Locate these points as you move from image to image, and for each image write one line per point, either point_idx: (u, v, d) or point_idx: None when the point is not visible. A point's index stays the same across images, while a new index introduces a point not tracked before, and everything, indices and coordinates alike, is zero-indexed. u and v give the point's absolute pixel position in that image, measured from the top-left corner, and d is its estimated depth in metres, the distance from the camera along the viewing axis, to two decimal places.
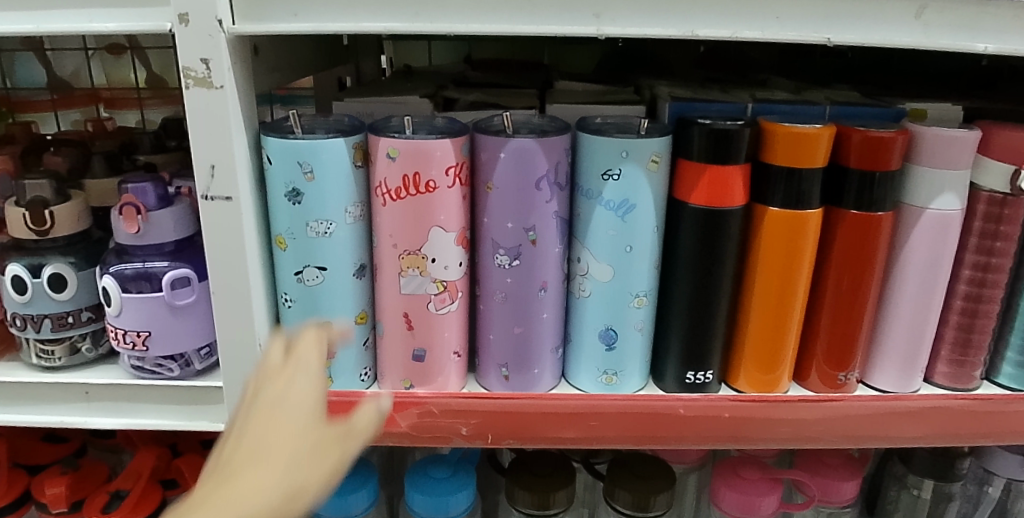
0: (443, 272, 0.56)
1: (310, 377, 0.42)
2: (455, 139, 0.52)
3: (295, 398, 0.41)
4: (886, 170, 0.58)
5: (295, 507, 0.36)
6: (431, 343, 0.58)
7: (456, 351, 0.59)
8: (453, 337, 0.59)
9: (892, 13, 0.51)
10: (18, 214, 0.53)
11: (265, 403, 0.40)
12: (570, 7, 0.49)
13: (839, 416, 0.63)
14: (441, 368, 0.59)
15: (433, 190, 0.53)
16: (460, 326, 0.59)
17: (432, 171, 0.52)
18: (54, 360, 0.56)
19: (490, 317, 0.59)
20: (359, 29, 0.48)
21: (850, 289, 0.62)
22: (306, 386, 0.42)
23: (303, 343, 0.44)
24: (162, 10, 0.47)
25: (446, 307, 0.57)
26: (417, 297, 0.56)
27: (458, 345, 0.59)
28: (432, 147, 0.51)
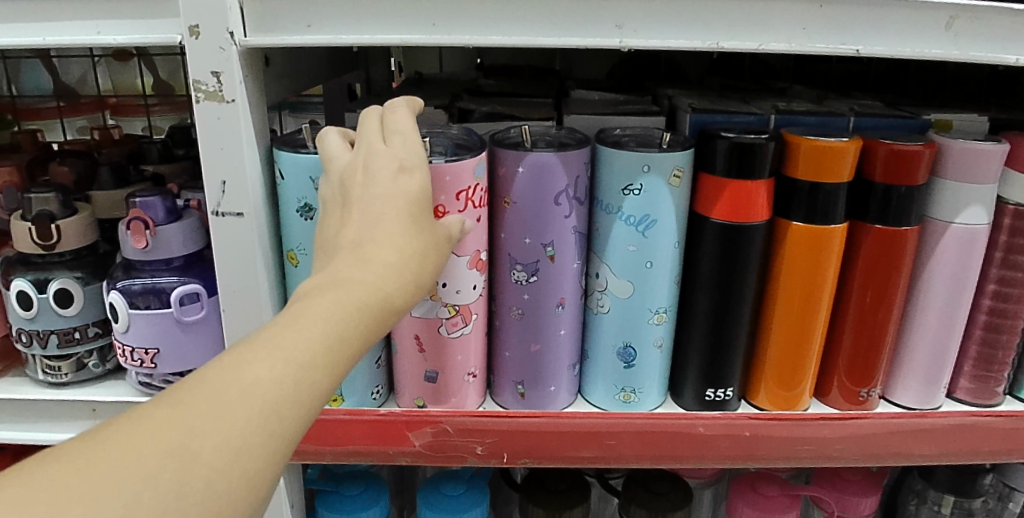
0: (455, 296, 0.54)
1: (414, 158, 0.39)
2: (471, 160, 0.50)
3: (404, 192, 0.38)
4: (912, 184, 0.56)
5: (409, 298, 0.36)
6: (445, 363, 0.57)
7: (470, 372, 0.58)
8: (467, 359, 0.57)
9: (922, 24, 0.50)
10: (24, 229, 0.51)
11: (370, 179, 0.38)
12: (590, 17, 0.47)
13: (860, 434, 0.62)
14: (455, 388, 0.58)
15: (444, 214, 0.50)
16: (475, 346, 0.58)
17: (444, 195, 0.50)
18: (60, 376, 0.55)
19: (507, 335, 0.58)
20: (374, 41, 0.46)
21: (874, 304, 0.60)
22: (412, 163, 0.39)
23: (397, 116, 0.42)
24: (172, 22, 0.46)
25: (458, 330, 0.56)
26: (428, 321, 0.55)
27: (474, 366, 0.58)
28: (443, 170, 0.49)
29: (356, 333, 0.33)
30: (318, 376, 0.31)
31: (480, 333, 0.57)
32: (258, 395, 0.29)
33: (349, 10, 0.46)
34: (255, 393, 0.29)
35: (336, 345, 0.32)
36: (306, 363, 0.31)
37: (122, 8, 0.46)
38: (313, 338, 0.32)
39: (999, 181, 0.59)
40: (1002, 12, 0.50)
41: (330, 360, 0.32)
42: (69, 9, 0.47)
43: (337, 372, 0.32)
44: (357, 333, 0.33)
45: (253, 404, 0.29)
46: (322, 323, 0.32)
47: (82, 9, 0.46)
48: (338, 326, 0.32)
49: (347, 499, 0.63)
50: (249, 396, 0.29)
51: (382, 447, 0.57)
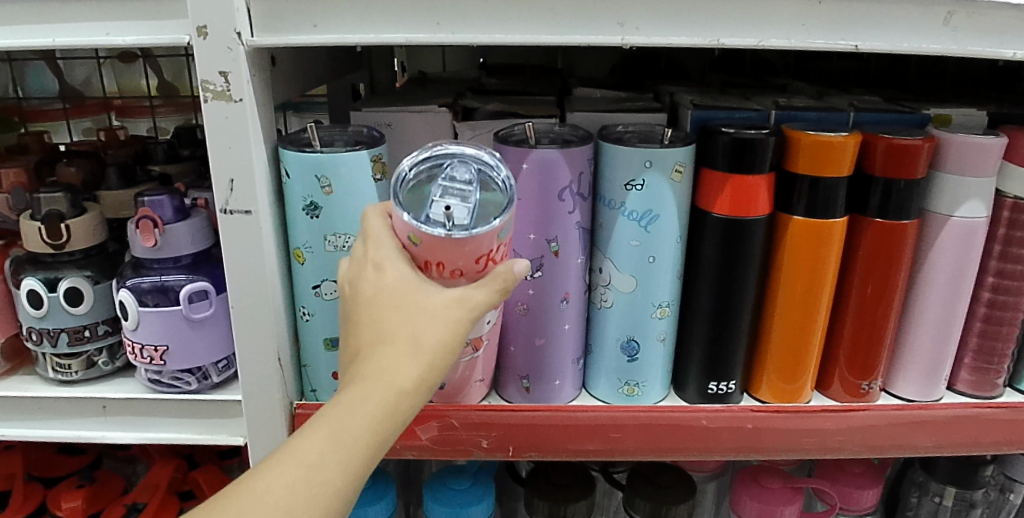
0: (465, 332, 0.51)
1: (384, 253, 0.40)
2: (495, 228, 0.40)
3: (385, 287, 0.39)
4: (911, 178, 0.57)
5: (418, 383, 0.37)
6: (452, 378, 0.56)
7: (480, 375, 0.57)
8: (473, 373, 0.56)
9: (920, 20, 0.50)
10: (34, 228, 0.52)
11: (358, 288, 0.40)
12: (592, 15, 0.48)
13: (862, 426, 0.63)
14: (460, 388, 0.58)
15: (459, 278, 0.41)
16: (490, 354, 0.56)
17: (459, 261, 0.40)
18: (70, 374, 0.55)
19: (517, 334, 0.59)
20: (379, 40, 0.47)
21: (874, 295, 0.61)
22: (383, 259, 0.40)
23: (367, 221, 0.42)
24: (180, 23, 0.47)
25: (467, 356, 0.54)
26: None
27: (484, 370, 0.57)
28: (461, 241, 0.39)
29: (364, 428, 0.36)
30: (328, 474, 0.36)
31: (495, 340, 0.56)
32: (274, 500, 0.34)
33: (355, 10, 0.47)
34: (269, 500, 0.34)
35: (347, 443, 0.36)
36: (313, 465, 0.35)
37: (131, 8, 0.47)
38: (319, 441, 0.36)
39: (997, 174, 0.59)
40: (1000, 6, 0.50)
41: (339, 458, 0.36)
42: (77, 10, 0.47)
43: (351, 467, 0.36)
44: (365, 428, 0.36)
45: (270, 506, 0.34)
46: (332, 423, 0.36)
47: (92, 10, 0.47)
48: (346, 427, 0.36)
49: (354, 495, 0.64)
50: (263, 504, 0.34)
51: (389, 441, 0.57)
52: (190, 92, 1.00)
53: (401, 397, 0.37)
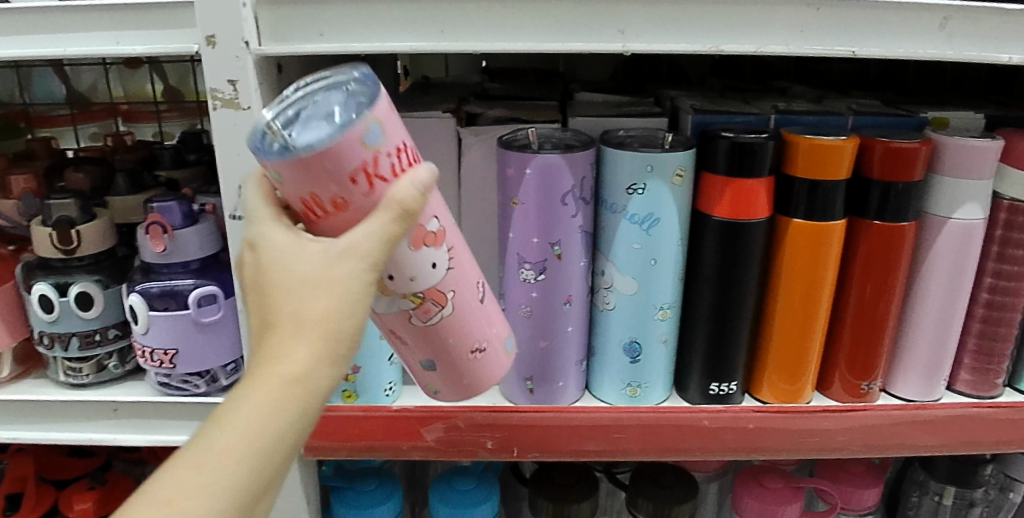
0: (411, 285, 0.41)
1: (261, 225, 0.36)
2: (348, 130, 0.34)
3: (264, 264, 0.35)
4: (909, 181, 0.58)
5: (307, 365, 0.33)
6: (439, 355, 0.47)
7: (472, 350, 0.47)
8: (460, 338, 0.46)
9: (916, 26, 0.51)
10: (45, 234, 0.53)
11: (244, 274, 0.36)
12: (594, 23, 0.49)
13: (861, 426, 0.63)
14: (463, 374, 0.48)
15: (344, 208, 0.35)
16: (471, 318, 0.46)
17: (330, 186, 0.35)
18: (81, 377, 0.55)
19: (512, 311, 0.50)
20: (385, 49, 0.48)
21: (873, 297, 0.61)
22: (260, 234, 0.35)
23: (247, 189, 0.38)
24: (190, 32, 0.47)
25: (434, 315, 0.44)
26: (394, 317, 0.44)
27: (477, 342, 0.47)
28: (314, 160, 0.34)
29: (252, 427, 0.33)
30: (218, 485, 0.32)
31: (478, 304, 0.46)
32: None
33: (361, 19, 0.48)
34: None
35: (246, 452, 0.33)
36: (198, 476, 0.32)
37: (141, 18, 0.48)
38: (205, 450, 0.32)
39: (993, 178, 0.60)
40: (995, 13, 0.51)
41: (227, 467, 0.32)
42: (88, 20, 0.48)
43: (242, 472, 0.32)
44: (253, 426, 0.33)
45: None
46: (218, 427, 0.33)
47: (102, 20, 0.48)
48: (242, 434, 0.33)
49: (360, 496, 0.64)
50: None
51: (394, 442, 0.58)
52: (199, 95, 0.98)
53: (305, 390, 0.33)
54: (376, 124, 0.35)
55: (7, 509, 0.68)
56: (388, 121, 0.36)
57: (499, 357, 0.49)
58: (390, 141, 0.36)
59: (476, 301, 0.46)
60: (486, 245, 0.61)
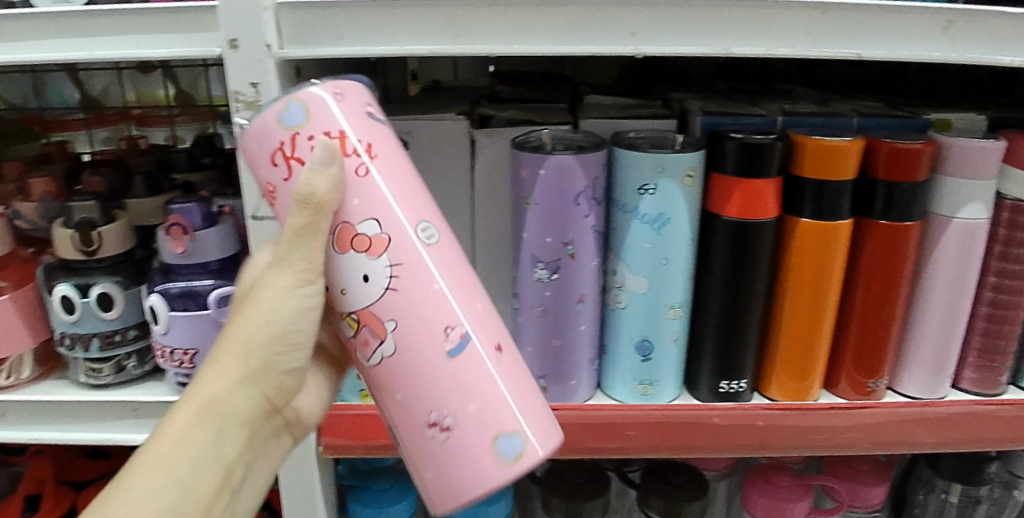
0: (345, 299, 0.42)
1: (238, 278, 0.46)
2: (270, 115, 0.41)
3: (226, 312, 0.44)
4: (913, 181, 0.59)
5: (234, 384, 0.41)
6: (399, 418, 0.43)
7: (432, 423, 0.42)
8: (412, 395, 0.42)
9: (919, 29, 0.52)
10: (66, 235, 0.54)
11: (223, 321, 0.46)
12: (607, 26, 0.50)
13: (869, 423, 0.64)
14: (428, 456, 0.42)
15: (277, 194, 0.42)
16: (425, 375, 0.41)
17: (266, 168, 0.42)
18: (101, 378, 0.56)
19: (498, 390, 0.41)
20: (404, 52, 0.49)
21: (879, 297, 0.62)
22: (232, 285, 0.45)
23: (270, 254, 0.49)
24: (212, 36, 0.49)
25: (374, 350, 0.42)
26: (349, 344, 0.44)
27: (432, 413, 0.42)
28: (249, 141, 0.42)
29: (190, 435, 0.40)
30: (163, 483, 0.39)
31: (444, 361, 0.41)
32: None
33: (380, 23, 0.49)
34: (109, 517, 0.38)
35: (171, 474, 0.40)
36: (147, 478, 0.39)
37: (164, 22, 0.49)
38: (156, 457, 0.40)
39: (974, 180, 0.60)
40: (997, 17, 0.52)
41: (170, 470, 0.40)
42: (112, 24, 0.49)
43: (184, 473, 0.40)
44: (193, 435, 0.41)
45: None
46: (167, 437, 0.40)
47: (125, 23, 0.49)
48: (168, 457, 0.40)
49: (375, 495, 0.65)
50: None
51: None
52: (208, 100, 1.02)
53: (222, 412, 0.41)
54: (298, 107, 0.40)
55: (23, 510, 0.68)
56: (321, 110, 0.40)
57: (469, 442, 0.41)
58: (313, 127, 0.40)
59: (437, 356, 0.41)
60: (499, 246, 0.62)
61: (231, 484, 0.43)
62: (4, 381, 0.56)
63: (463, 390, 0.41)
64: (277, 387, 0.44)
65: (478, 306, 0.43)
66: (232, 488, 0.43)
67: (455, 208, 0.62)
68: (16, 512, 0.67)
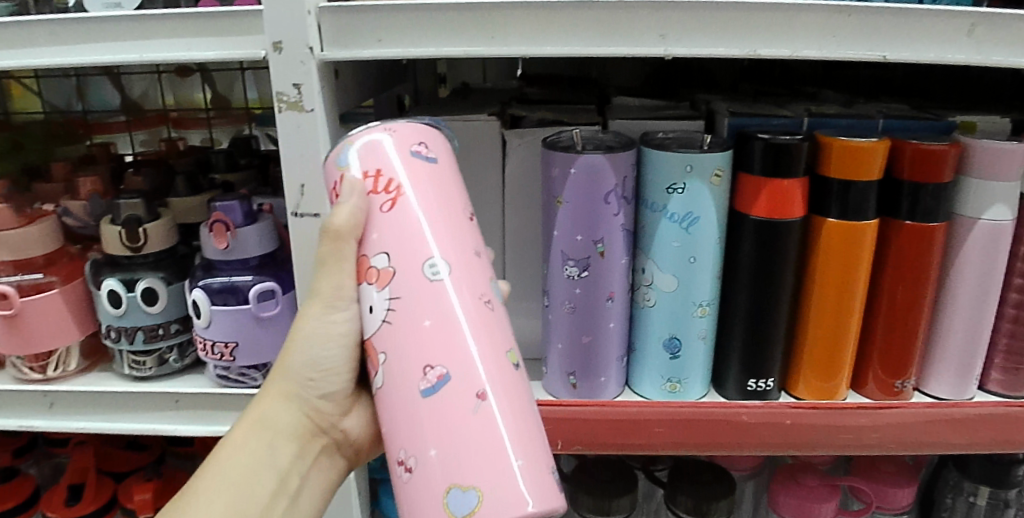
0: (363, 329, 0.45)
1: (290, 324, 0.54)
2: (331, 159, 0.46)
3: None
4: (939, 182, 0.59)
5: (278, 405, 0.50)
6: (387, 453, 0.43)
7: (401, 461, 0.40)
8: (394, 433, 0.41)
9: (943, 32, 0.53)
10: (114, 232, 0.56)
11: None
12: (636, 29, 0.51)
13: (894, 423, 0.64)
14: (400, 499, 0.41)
15: None
16: (404, 413, 0.40)
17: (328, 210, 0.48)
18: (144, 370, 0.58)
19: (459, 440, 0.38)
20: (441, 54, 0.51)
21: (906, 297, 0.63)
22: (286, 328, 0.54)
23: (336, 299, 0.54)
24: (257, 39, 0.51)
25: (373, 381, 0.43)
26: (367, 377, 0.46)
27: (401, 451, 0.40)
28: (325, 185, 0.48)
29: (247, 445, 0.49)
30: (229, 483, 0.48)
31: (417, 400, 0.40)
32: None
33: (417, 26, 0.50)
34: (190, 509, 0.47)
35: (230, 476, 0.48)
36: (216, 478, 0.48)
37: (211, 26, 0.51)
38: (223, 464, 0.49)
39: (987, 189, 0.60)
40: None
41: (235, 472, 0.48)
42: (160, 28, 0.51)
43: (244, 476, 0.48)
44: (249, 446, 0.49)
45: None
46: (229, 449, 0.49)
47: (173, 27, 0.51)
48: (229, 460, 0.49)
49: None
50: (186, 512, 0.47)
51: None
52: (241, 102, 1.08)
53: (269, 425, 0.50)
54: (347, 150, 0.45)
55: (70, 499, 0.73)
56: (364, 151, 0.45)
57: (424, 491, 0.39)
58: (352, 168, 0.45)
59: (412, 393, 0.40)
60: (528, 245, 0.64)
61: (287, 490, 0.50)
62: (53, 373, 0.60)
63: (429, 435, 0.39)
64: (317, 406, 0.51)
65: (472, 350, 0.40)
66: (288, 495, 0.50)
67: (486, 208, 0.63)
68: (61, 500, 0.73)
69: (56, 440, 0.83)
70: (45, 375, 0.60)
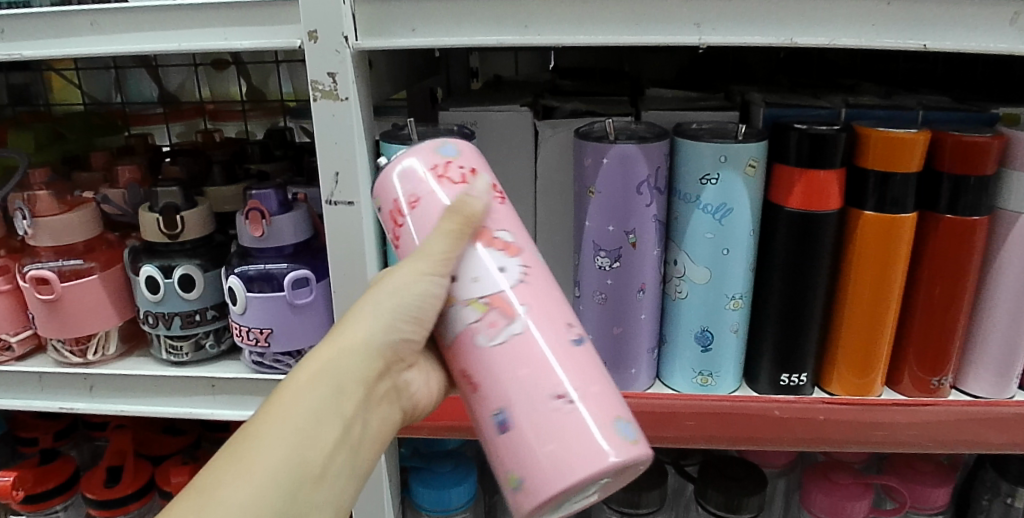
0: (473, 286, 0.42)
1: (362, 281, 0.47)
2: (422, 146, 0.46)
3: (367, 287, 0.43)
4: (981, 174, 0.58)
5: (353, 355, 0.40)
6: (516, 391, 0.40)
7: (557, 395, 0.40)
8: (540, 370, 0.40)
9: (986, 22, 0.50)
10: (152, 220, 0.58)
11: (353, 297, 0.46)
12: (670, 17, 0.51)
13: (931, 422, 0.61)
14: (545, 432, 0.39)
15: (416, 204, 0.44)
16: (557, 353, 0.41)
17: (410, 185, 0.45)
18: (181, 355, 0.60)
19: (608, 387, 0.42)
20: (473, 43, 0.50)
21: (944, 294, 0.61)
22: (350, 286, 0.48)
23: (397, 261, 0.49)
24: (293, 28, 0.51)
25: (495, 335, 0.41)
26: (464, 333, 0.42)
27: (557, 385, 0.40)
28: (397, 167, 0.46)
29: (314, 396, 0.39)
30: (293, 439, 0.37)
31: (567, 345, 0.41)
32: (218, 503, 0.34)
33: (450, 15, 0.50)
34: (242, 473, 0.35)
35: (294, 429, 0.37)
36: (278, 434, 0.37)
37: (248, 16, 0.51)
38: (284, 420, 0.38)
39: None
40: None
41: (297, 429, 0.37)
42: (198, 17, 0.52)
43: (314, 431, 0.38)
44: (317, 397, 0.39)
45: (216, 506, 0.34)
46: (284, 403, 0.38)
47: (211, 17, 0.52)
48: (291, 410, 0.38)
49: (442, 478, 0.71)
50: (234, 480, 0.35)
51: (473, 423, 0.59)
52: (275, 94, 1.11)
53: (340, 372, 0.40)
54: (450, 146, 0.46)
55: (108, 480, 0.75)
56: (467, 152, 0.47)
57: (594, 423, 0.39)
58: (464, 160, 0.46)
59: (563, 340, 0.41)
60: (559, 235, 0.64)
61: (350, 449, 0.40)
62: (93, 357, 0.61)
63: (591, 375, 0.41)
64: (396, 350, 0.42)
65: None
66: (351, 455, 0.40)
67: (517, 198, 0.63)
68: (100, 480, 0.75)
69: (97, 423, 0.86)
70: (85, 359, 0.61)
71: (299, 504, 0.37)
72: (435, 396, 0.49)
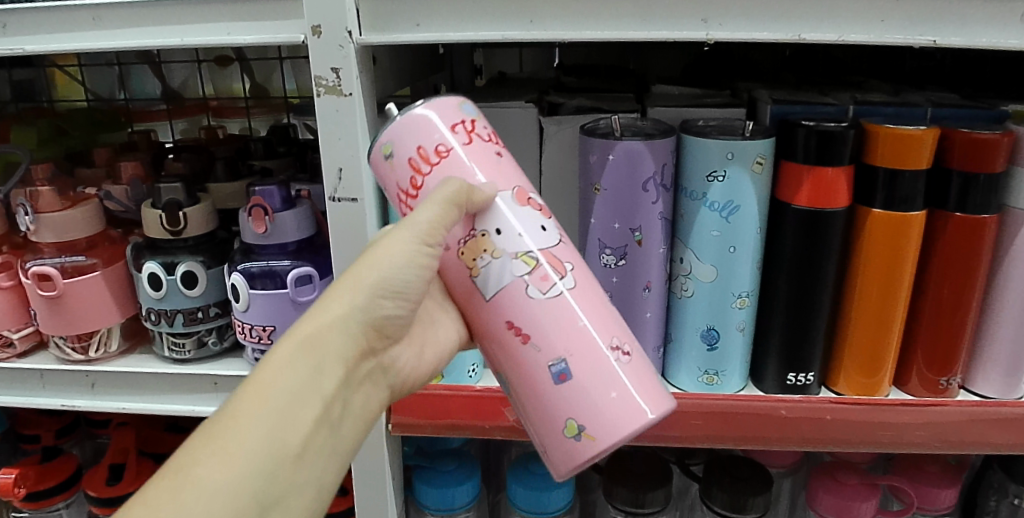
0: (519, 241, 0.44)
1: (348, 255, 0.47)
2: (444, 98, 0.45)
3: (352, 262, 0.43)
4: (991, 171, 0.57)
5: (335, 331, 0.40)
6: (575, 343, 0.43)
7: (613, 347, 0.43)
8: (595, 321, 0.44)
9: (999, 17, 0.49)
10: (155, 216, 0.57)
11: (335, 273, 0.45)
12: (677, 14, 0.50)
13: (939, 422, 0.61)
14: (608, 380, 0.42)
15: (444, 155, 0.44)
16: (604, 309, 0.44)
17: (433, 136, 0.44)
18: (184, 352, 0.59)
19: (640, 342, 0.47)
20: (478, 38, 0.50)
21: (952, 293, 0.61)
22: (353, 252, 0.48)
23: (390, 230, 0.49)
24: (297, 23, 0.51)
25: (549, 289, 0.43)
26: (511, 286, 0.43)
27: (613, 338, 0.44)
28: (415, 115, 0.44)
29: (294, 373, 0.38)
30: (274, 416, 0.37)
31: (605, 299, 0.45)
32: (196, 483, 0.34)
33: (455, 10, 0.50)
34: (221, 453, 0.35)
35: (275, 407, 0.37)
36: (257, 412, 0.37)
37: (252, 11, 0.51)
38: (264, 398, 0.37)
39: None
40: None
41: (278, 406, 0.37)
42: (202, 13, 0.52)
43: (295, 408, 0.38)
44: (299, 374, 0.39)
45: (195, 487, 0.34)
46: (262, 380, 0.38)
47: (215, 12, 0.51)
48: (271, 387, 0.38)
49: (446, 476, 0.71)
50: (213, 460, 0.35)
51: (477, 420, 0.59)
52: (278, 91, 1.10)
53: (322, 348, 0.40)
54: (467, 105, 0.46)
55: (111, 478, 0.75)
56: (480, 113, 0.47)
57: (643, 373, 0.43)
58: (482, 121, 0.46)
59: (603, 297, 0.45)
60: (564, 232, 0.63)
61: (331, 427, 0.40)
62: (95, 354, 0.61)
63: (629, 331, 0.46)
64: (379, 327, 0.42)
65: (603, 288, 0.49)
66: (332, 432, 0.40)
67: None
68: (102, 479, 0.75)
69: (99, 421, 0.85)
70: (87, 356, 0.61)
71: (278, 483, 0.37)
72: (426, 371, 0.50)
